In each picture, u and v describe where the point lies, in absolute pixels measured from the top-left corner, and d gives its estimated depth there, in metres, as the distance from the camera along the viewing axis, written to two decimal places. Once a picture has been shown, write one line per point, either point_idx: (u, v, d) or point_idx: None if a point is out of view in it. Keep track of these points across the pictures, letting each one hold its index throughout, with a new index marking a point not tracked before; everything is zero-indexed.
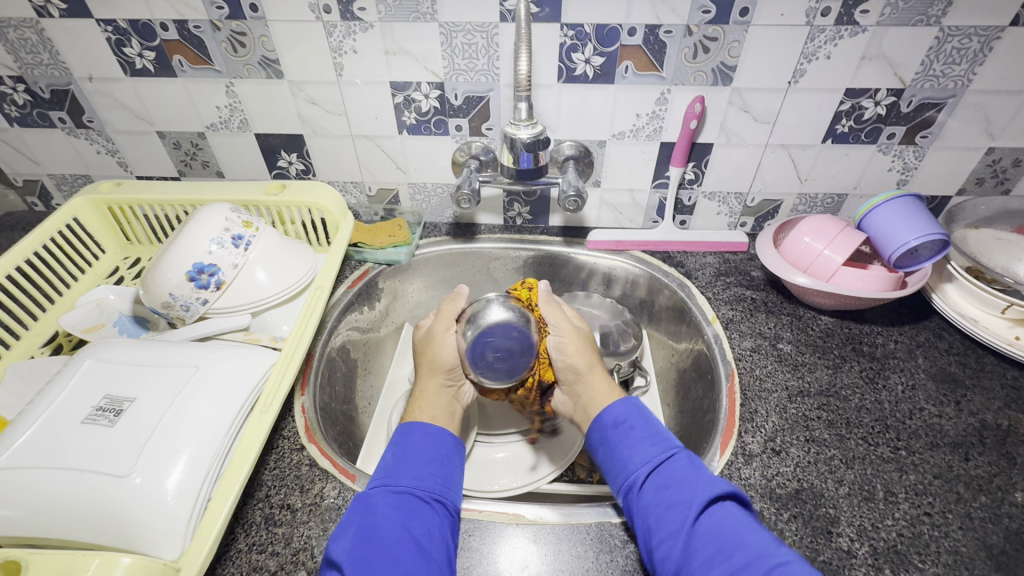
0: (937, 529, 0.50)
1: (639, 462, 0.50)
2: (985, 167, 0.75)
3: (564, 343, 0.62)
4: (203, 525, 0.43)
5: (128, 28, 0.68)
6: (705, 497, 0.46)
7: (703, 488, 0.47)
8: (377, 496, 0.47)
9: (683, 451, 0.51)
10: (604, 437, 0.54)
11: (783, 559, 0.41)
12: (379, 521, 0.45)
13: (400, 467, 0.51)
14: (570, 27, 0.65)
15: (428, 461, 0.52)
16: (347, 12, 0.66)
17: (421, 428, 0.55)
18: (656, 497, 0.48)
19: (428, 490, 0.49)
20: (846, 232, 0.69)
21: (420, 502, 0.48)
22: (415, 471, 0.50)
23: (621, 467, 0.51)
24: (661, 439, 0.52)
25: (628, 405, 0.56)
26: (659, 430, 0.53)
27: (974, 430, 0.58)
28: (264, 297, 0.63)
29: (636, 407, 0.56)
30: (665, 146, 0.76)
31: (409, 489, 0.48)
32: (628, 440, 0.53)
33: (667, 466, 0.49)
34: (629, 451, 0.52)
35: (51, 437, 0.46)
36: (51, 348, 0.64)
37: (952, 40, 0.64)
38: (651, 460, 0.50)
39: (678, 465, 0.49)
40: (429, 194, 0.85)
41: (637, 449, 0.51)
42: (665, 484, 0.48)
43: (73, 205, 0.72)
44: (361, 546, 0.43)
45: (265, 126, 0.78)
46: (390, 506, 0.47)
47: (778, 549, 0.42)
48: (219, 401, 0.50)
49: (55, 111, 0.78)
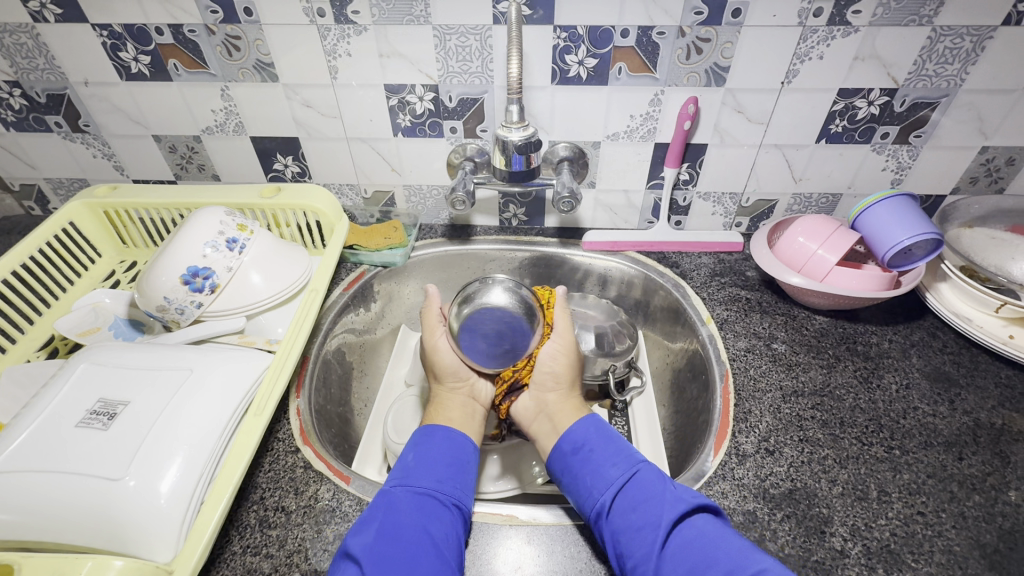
0: (931, 529, 0.50)
1: (603, 486, 0.50)
2: (979, 166, 0.75)
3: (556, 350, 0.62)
4: (196, 528, 0.43)
5: (123, 32, 0.69)
6: (673, 515, 0.46)
7: (670, 506, 0.47)
8: (400, 497, 0.48)
9: (647, 467, 0.52)
10: (566, 465, 0.54)
11: (758, 567, 0.41)
12: (401, 519, 0.46)
13: (422, 469, 0.51)
14: (563, 29, 0.65)
15: (448, 465, 0.52)
16: (341, 15, 0.66)
17: (444, 430, 0.56)
18: (625, 519, 0.48)
19: (447, 494, 0.49)
20: (840, 231, 0.69)
21: (439, 505, 0.48)
22: (436, 474, 0.51)
23: (586, 493, 0.51)
24: (624, 458, 0.52)
25: (587, 423, 0.56)
26: (621, 449, 0.54)
27: (968, 429, 0.58)
28: (258, 300, 0.63)
29: (596, 426, 0.56)
30: (659, 147, 0.77)
31: (431, 492, 0.49)
32: (590, 464, 0.52)
33: (632, 487, 0.50)
34: (592, 476, 0.52)
35: (47, 440, 0.46)
36: (47, 352, 0.64)
37: (944, 40, 0.64)
38: (615, 481, 0.50)
39: (644, 484, 0.50)
40: (425, 196, 0.86)
41: (600, 473, 0.51)
42: (631, 506, 0.48)
43: (69, 209, 0.72)
44: (380, 544, 0.44)
45: (260, 129, 0.79)
46: (411, 506, 0.47)
47: (752, 558, 0.42)
48: (213, 404, 0.50)
49: (51, 116, 0.79)
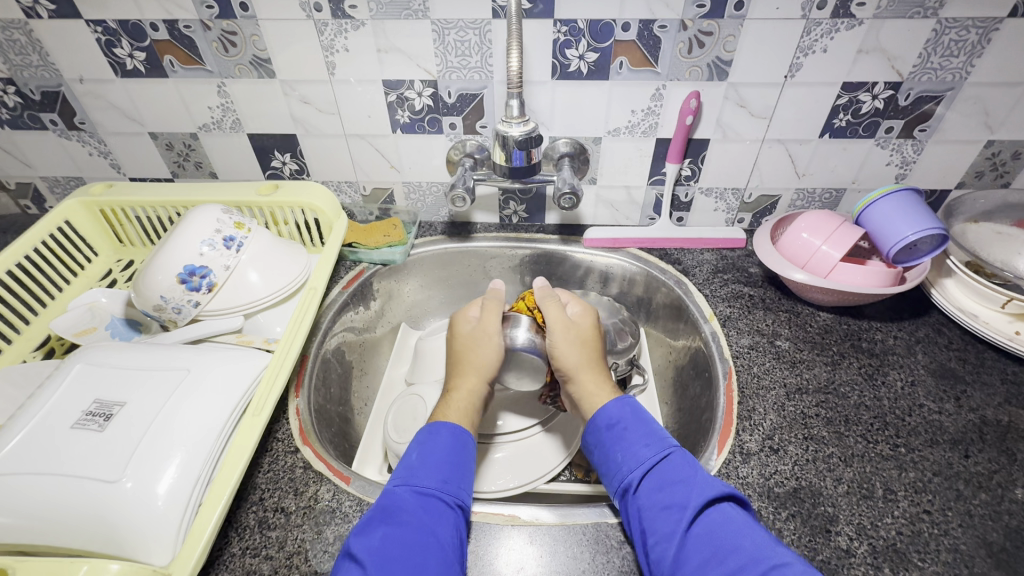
0: (937, 527, 0.49)
1: (633, 465, 0.50)
2: (985, 160, 0.74)
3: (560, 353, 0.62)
4: (193, 532, 0.43)
5: (118, 28, 0.68)
6: (700, 499, 0.46)
7: (699, 490, 0.47)
8: (404, 498, 0.47)
9: (679, 450, 0.51)
10: (599, 440, 0.54)
11: (782, 560, 0.41)
12: (407, 521, 0.45)
13: (426, 468, 0.50)
14: (564, 23, 0.64)
15: (452, 463, 0.51)
16: (338, 10, 0.65)
17: (448, 425, 0.54)
18: (651, 499, 0.48)
19: (451, 494, 0.49)
20: (844, 227, 0.68)
21: (443, 505, 0.48)
22: (440, 474, 0.50)
23: (616, 470, 0.51)
24: (656, 439, 0.52)
25: (623, 404, 0.56)
26: (654, 430, 0.53)
27: (974, 426, 0.58)
28: (257, 298, 0.62)
29: (632, 407, 0.56)
30: (661, 143, 0.76)
31: (434, 492, 0.48)
32: (622, 443, 0.53)
33: (662, 467, 0.49)
34: (623, 454, 0.52)
35: (40, 442, 0.45)
36: (43, 352, 0.64)
37: (950, 32, 0.63)
38: (647, 461, 0.50)
39: (674, 466, 0.49)
40: (424, 193, 0.85)
41: (631, 452, 0.51)
42: (659, 486, 0.48)
43: (65, 208, 0.71)
44: (389, 547, 0.43)
45: (257, 126, 0.78)
46: (417, 507, 0.47)
47: (776, 550, 0.42)
48: (210, 405, 0.49)
49: (46, 113, 0.78)
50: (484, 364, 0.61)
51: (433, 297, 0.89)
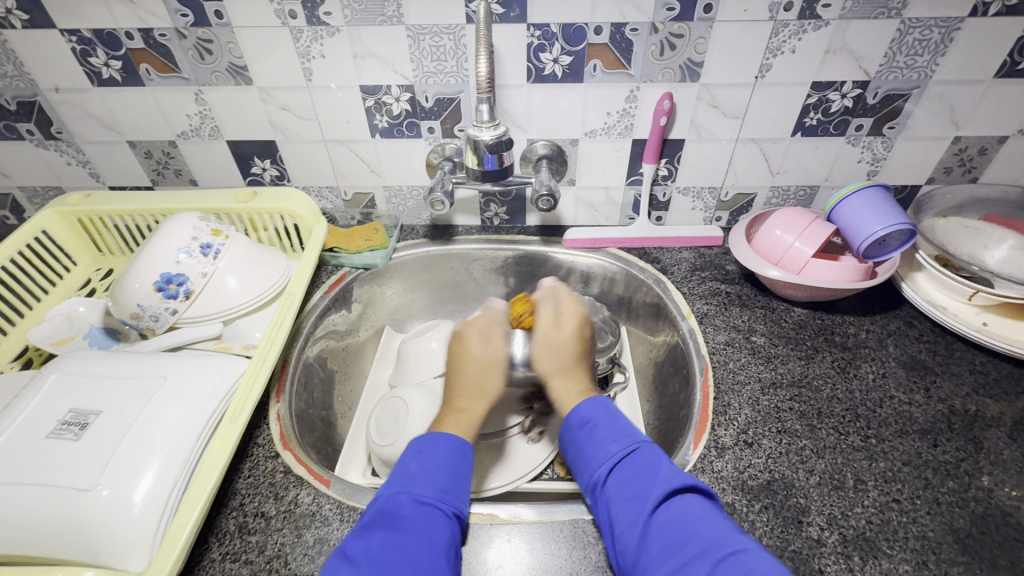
0: (905, 515, 0.51)
1: (602, 459, 0.51)
2: (953, 156, 0.76)
3: (537, 345, 0.62)
4: (170, 537, 0.43)
5: (93, 37, 0.68)
6: (664, 489, 0.47)
7: (663, 481, 0.48)
8: (403, 504, 0.47)
9: (646, 443, 0.52)
10: (572, 437, 0.55)
11: (739, 547, 0.42)
12: (405, 527, 0.46)
13: (421, 476, 0.50)
14: (537, 27, 0.65)
15: (449, 472, 0.51)
16: (313, 16, 0.66)
17: (447, 437, 0.54)
18: (617, 490, 0.49)
19: (448, 504, 0.49)
20: (816, 224, 0.70)
21: (440, 515, 0.48)
22: (436, 482, 0.50)
23: (586, 464, 0.52)
24: (625, 434, 0.53)
25: (595, 404, 0.56)
26: (624, 425, 0.54)
27: (943, 416, 0.59)
28: (235, 304, 0.63)
29: (603, 405, 0.56)
30: (637, 143, 0.77)
31: (433, 501, 0.48)
32: (592, 438, 0.53)
33: (629, 460, 0.51)
34: (593, 449, 0.53)
35: (17, 452, 0.46)
36: (21, 362, 0.64)
37: (914, 32, 0.64)
38: (615, 455, 0.51)
39: (641, 460, 0.51)
40: (405, 197, 0.85)
41: (601, 446, 0.52)
42: (626, 478, 0.49)
43: (41, 217, 0.71)
44: (385, 551, 0.44)
45: (237, 133, 0.78)
46: (417, 515, 0.47)
47: (736, 539, 0.43)
48: (186, 413, 0.50)
49: (22, 123, 0.78)
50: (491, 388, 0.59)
51: (417, 300, 0.90)
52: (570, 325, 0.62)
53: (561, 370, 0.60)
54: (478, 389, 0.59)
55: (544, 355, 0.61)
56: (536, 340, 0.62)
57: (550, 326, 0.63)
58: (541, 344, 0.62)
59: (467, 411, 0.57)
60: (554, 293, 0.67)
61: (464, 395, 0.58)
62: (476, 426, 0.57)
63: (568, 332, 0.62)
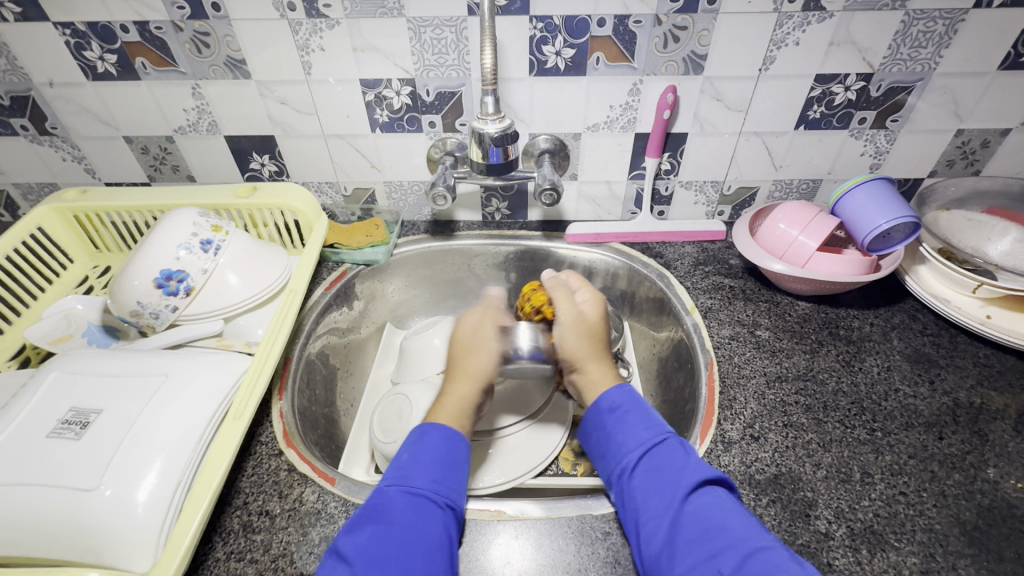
0: (913, 508, 0.51)
1: (632, 446, 0.52)
2: (955, 149, 0.76)
3: (563, 330, 0.61)
4: (173, 538, 0.42)
5: (87, 30, 0.67)
6: (696, 479, 0.47)
7: (694, 472, 0.48)
8: (393, 497, 0.47)
9: (675, 436, 0.52)
10: (600, 423, 0.55)
11: (768, 543, 0.42)
12: (393, 520, 0.45)
13: (416, 468, 0.50)
14: (540, 19, 0.65)
15: (442, 464, 0.51)
16: (312, 9, 0.65)
17: (439, 428, 0.54)
18: (647, 478, 0.49)
19: (441, 495, 0.49)
20: (820, 217, 0.69)
21: (434, 506, 0.48)
22: (429, 474, 0.50)
23: (615, 450, 0.53)
24: (656, 425, 0.53)
25: (624, 391, 0.57)
26: (653, 417, 0.55)
27: (948, 409, 0.59)
28: (236, 301, 0.62)
29: (633, 395, 0.57)
30: (640, 137, 0.76)
31: (426, 493, 0.48)
32: (624, 425, 0.54)
33: (658, 449, 0.51)
34: (623, 436, 0.53)
35: (15, 452, 0.45)
36: (18, 361, 0.63)
37: (918, 24, 0.64)
38: (647, 442, 0.51)
39: (671, 449, 0.51)
40: (406, 192, 0.85)
41: (632, 434, 0.53)
42: (655, 468, 0.49)
43: (37, 214, 0.70)
44: (373, 545, 0.44)
45: (235, 127, 0.77)
46: (407, 507, 0.47)
47: (763, 535, 0.43)
48: (188, 412, 0.49)
49: (16, 118, 0.76)
50: (480, 371, 0.60)
51: (418, 297, 0.89)
52: (593, 310, 0.63)
53: (588, 356, 0.60)
54: (470, 375, 0.59)
55: (572, 340, 0.61)
56: (560, 326, 0.62)
57: (573, 312, 0.62)
58: (567, 330, 0.61)
59: (456, 395, 0.58)
60: (562, 280, 0.68)
61: (453, 379, 0.60)
62: (466, 409, 0.57)
63: (592, 316, 0.63)
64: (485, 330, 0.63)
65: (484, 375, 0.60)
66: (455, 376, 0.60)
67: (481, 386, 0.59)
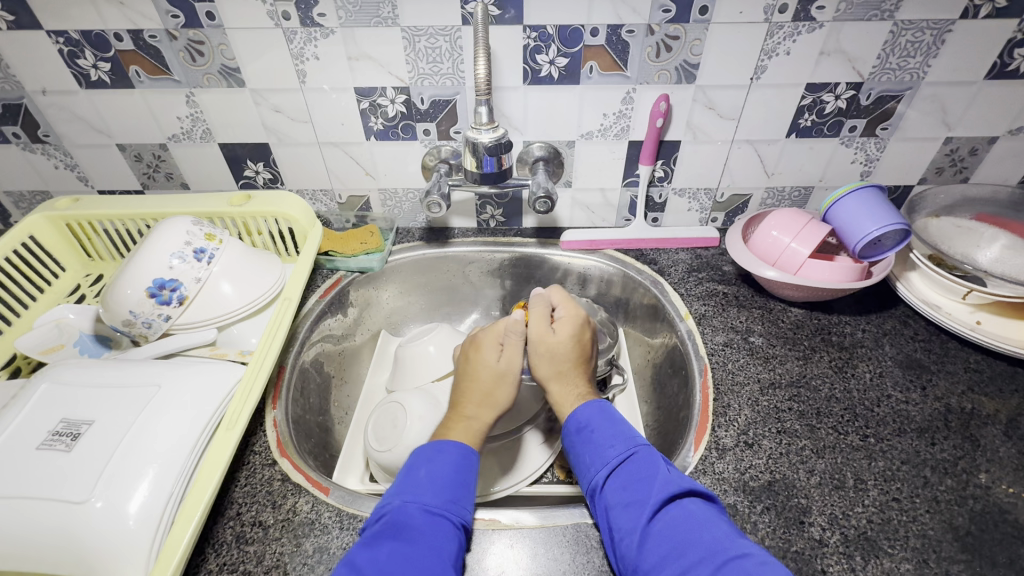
0: (906, 514, 0.51)
1: (600, 465, 0.52)
2: (944, 156, 0.77)
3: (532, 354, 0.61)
4: (166, 548, 0.42)
5: (81, 39, 0.67)
6: (661, 495, 0.47)
7: (660, 487, 0.48)
8: (414, 514, 0.47)
9: (645, 447, 0.52)
10: (570, 444, 0.55)
11: (738, 552, 0.41)
12: (415, 538, 0.45)
13: (432, 486, 0.49)
14: (534, 28, 0.65)
15: (458, 482, 0.51)
16: (307, 18, 0.65)
17: (455, 445, 0.53)
18: (615, 497, 0.49)
19: (457, 515, 0.48)
20: (811, 224, 0.70)
21: (449, 524, 0.47)
22: (447, 493, 0.49)
23: (585, 471, 0.53)
24: (624, 438, 0.53)
25: (593, 406, 0.56)
26: (621, 428, 0.54)
27: (939, 415, 0.60)
28: (230, 310, 0.61)
29: (602, 408, 0.56)
30: (634, 145, 0.77)
31: (444, 513, 0.48)
32: (591, 443, 0.53)
33: (627, 465, 0.51)
34: (591, 454, 0.53)
35: (5, 464, 0.44)
36: (8, 371, 0.62)
37: (906, 34, 0.65)
38: (613, 460, 0.51)
39: (638, 464, 0.50)
40: (400, 200, 0.85)
41: (600, 451, 0.52)
42: (624, 484, 0.49)
43: (28, 222, 0.70)
44: (393, 562, 0.43)
45: (229, 135, 0.77)
46: (427, 527, 0.46)
47: (736, 543, 0.42)
48: (181, 422, 0.49)
49: (8, 126, 0.76)
50: (503, 397, 0.58)
51: (413, 304, 0.89)
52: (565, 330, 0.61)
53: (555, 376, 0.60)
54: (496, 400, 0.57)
55: (539, 363, 0.60)
56: (530, 347, 0.61)
57: (543, 331, 0.61)
58: (536, 353, 0.60)
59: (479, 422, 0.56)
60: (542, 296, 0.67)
61: (472, 401, 0.57)
62: (480, 429, 0.56)
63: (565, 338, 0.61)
64: (513, 355, 0.59)
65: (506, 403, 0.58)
66: (470, 396, 0.58)
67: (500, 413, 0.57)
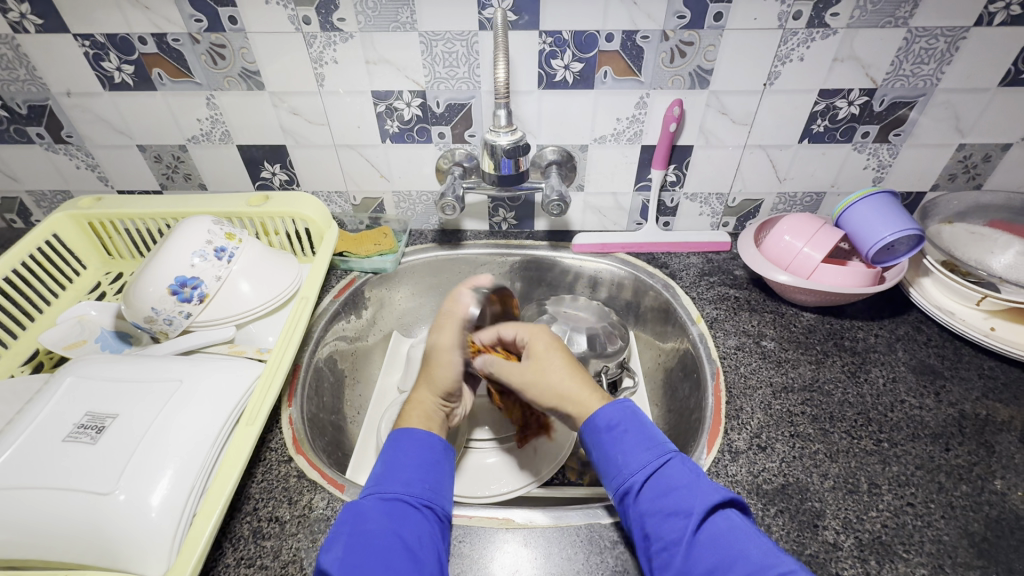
0: (920, 519, 0.51)
1: (634, 468, 0.48)
2: (957, 163, 0.77)
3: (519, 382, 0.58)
4: (189, 541, 0.43)
5: (106, 42, 0.68)
6: (705, 506, 0.45)
7: (703, 497, 0.45)
8: (368, 506, 0.47)
9: (678, 453, 0.49)
10: (594, 444, 0.51)
11: (786, 568, 0.40)
12: (371, 527, 0.45)
13: (392, 473, 0.50)
14: (549, 34, 0.66)
15: (418, 466, 0.51)
16: (327, 23, 0.66)
17: (411, 433, 0.54)
18: (652, 505, 0.46)
19: (417, 496, 0.48)
20: (825, 229, 0.70)
21: (411, 508, 0.48)
22: (403, 476, 0.50)
23: (615, 471, 0.49)
24: (656, 443, 0.50)
25: (617, 408, 0.52)
26: (653, 433, 0.51)
27: (954, 421, 0.60)
28: (247, 308, 0.62)
29: (628, 411, 0.52)
30: (646, 149, 0.77)
31: (401, 496, 0.48)
32: (620, 446, 0.50)
33: (663, 472, 0.47)
34: (622, 457, 0.49)
35: (32, 455, 0.45)
36: (31, 366, 0.63)
37: (919, 41, 0.65)
38: (648, 465, 0.48)
39: (675, 470, 0.48)
40: (414, 202, 0.86)
41: (631, 454, 0.49)
42: (660, 492, 0.46)
43: (51, 221, 0.71)
44: (355, 555, 0.43)
45: (247, 137, 0.78)
46: (382, 514, 0.46)
47: (781, 557, 0.41)
48: (202, 417, 0.49)
49: (32, 127, 0.77)
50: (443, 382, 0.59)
51: (425, 305, 0.90)
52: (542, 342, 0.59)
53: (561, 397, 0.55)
54: (434, 384, 0.59)
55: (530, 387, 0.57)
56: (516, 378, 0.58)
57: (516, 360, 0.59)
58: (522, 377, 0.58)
59: (422, 402, 0.58)
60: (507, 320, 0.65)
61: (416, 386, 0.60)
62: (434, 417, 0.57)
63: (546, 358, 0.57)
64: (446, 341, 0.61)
65: (448, 386, 0.59)
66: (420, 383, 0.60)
67: (444, 395, 0.58)
